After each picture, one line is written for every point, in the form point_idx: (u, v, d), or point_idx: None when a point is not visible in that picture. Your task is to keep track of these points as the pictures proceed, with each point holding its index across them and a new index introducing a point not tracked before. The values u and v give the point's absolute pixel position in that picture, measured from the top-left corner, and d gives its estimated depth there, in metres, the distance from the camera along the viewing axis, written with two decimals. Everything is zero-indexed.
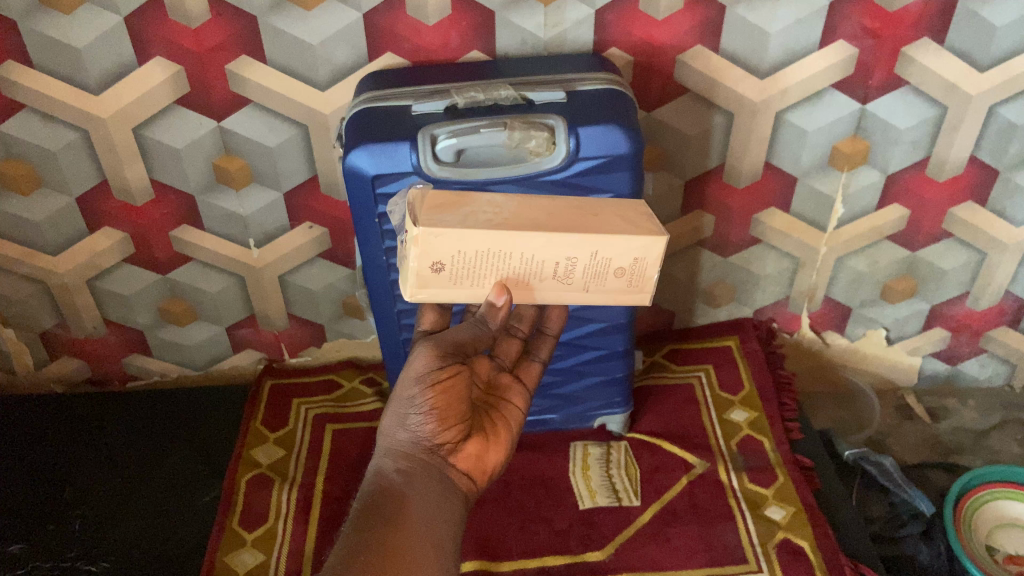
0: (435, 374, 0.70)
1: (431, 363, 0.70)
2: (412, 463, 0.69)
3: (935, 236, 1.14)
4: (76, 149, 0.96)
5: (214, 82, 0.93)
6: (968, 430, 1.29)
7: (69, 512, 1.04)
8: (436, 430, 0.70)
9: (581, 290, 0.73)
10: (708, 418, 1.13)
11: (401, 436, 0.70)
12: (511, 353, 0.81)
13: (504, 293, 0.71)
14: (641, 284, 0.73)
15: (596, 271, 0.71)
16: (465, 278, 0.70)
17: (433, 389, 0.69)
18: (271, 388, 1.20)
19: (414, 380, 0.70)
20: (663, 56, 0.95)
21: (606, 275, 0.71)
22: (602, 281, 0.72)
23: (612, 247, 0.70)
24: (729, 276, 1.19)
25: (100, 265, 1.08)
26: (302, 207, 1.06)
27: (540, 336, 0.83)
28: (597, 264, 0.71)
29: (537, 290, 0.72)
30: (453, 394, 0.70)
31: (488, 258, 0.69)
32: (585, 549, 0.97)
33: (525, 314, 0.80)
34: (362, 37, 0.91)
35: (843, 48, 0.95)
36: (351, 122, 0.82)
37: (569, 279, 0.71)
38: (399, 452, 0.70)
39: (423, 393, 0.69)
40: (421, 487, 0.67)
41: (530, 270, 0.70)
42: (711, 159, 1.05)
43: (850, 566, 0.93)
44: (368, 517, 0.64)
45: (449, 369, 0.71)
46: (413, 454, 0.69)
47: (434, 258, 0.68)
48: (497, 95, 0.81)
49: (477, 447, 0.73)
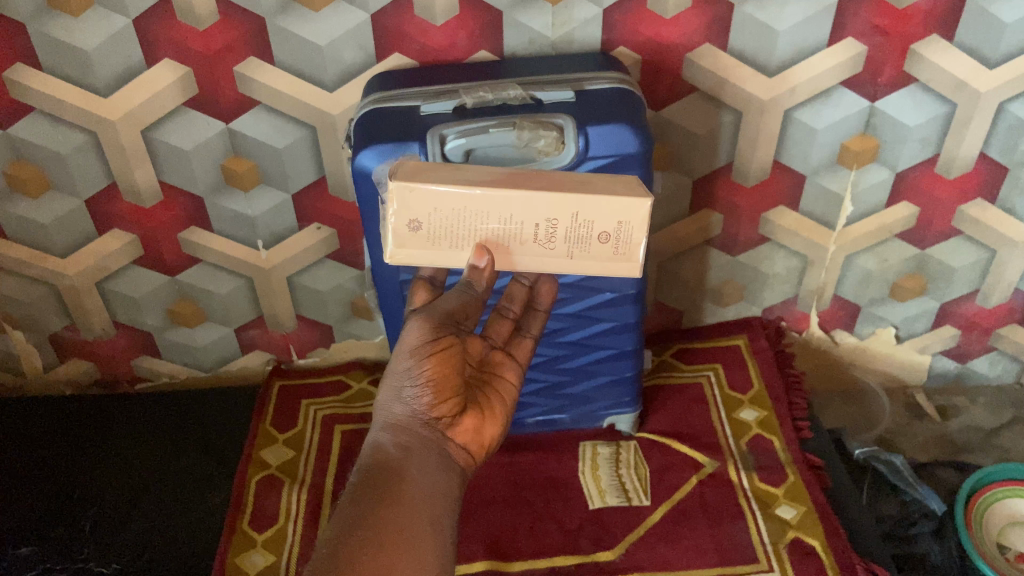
0: (430, 346, 0.71)
1: (425, 335, 0.71)
2: (410, 436, 0.69)
3: (945, 233, 1.14)
4: (85, 151, 0.96)
5: (223, 84, 0.93)
6: (979, 428, 1.28)
7: (80, 512, 1.04)
8: (432, 403, 0.70)
9: (565, 258, 0.70)
10: (717, 417, 1.13)
11: (398, 408, 0.70)
12: (503, 333, 0.80)
13: (485, 255, 0.69)
14: (628, 252, 0.70)
15: (579, 235, 0.69)
16: (443, 239, 0.69)
17: (428, 360, 0.70)
18: (280, 389, 1.21)
19: (409, 353, 0.71)
20: (671, 55, 0.95)
21: (589, 240, 0.69)
22: (586, 247, 0.70)
23: (593, 208, 0.68)
24: (738, 274, 1.19)
25: (109, 267, 1.09)
26: (310, 209, 1.06)
27: (529, 312, 0.81)
28: (579, 226, 0.69)
29: (517, 255, 0.70)
30: (447, 366, 0.71)
31: (465, 217, 0.68)
32: (596, 549, 0.97)
33: (517, 295, 0.80)
34: (370, 38, 0.91)
35: (852, 45, 0.95)
36: (359, 122, 0.82)
37: (551, 243, 0.69)
38: (396, 425, 0.69)
39: (419, 364, 0.70)
40: (418, 460, 0.67)
41: (508, 231, 0.69)
42: (720, 158, 1.05)
43: (862, 565, 0.93)
44: (366, 492, 0.64)
45: (443, 341, 0.72)
46: (410, 427, 0.69)
47: (411, 215, 0.68)
48: (505, 94, 0.81)
49: (474, 421, 0.73)
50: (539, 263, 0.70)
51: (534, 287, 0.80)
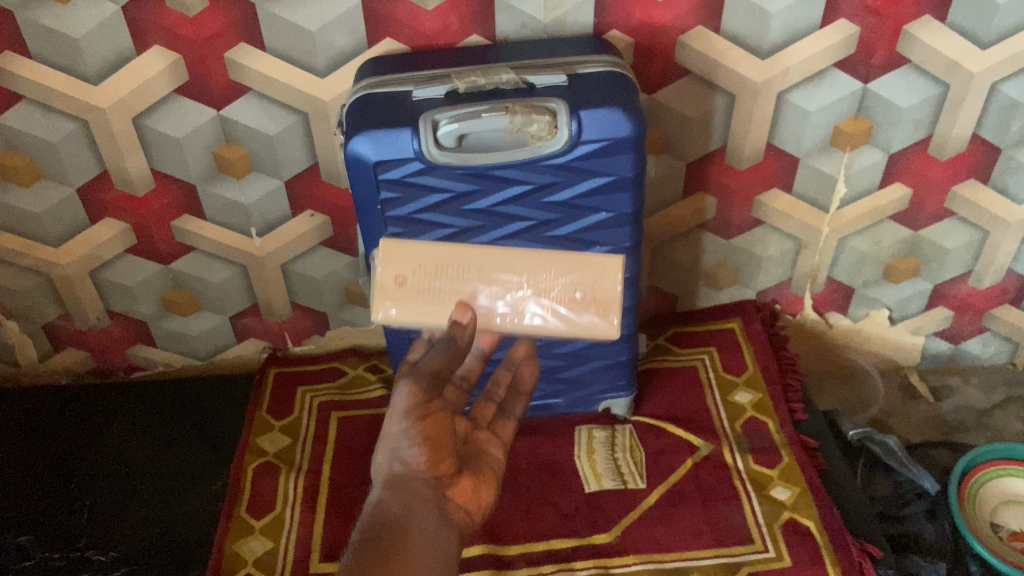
0: (421, 408, 0.72)
1: (414, 397, 0.72)
2: (410, 491, 0.67)
3: (938, 214, 1.14)
4: (77, 140, 0.96)
5: (213, 71, 0.92)
6: (972, 408, 1.29)
7: (78, 502, 1.04)
8: (429, 461, 0.70)
9: (543, 320, 0.74)
10: (712, 399, 1.13)
11: (398, 467, 0.69)
12: (488, 415, 0.82)
13: (468, 311, 0.70)
14: (605, 310, 0.74)
15: (558, 295, 0.74)
16: (426, 294, 0.74)
17: (420, 421, 0.71)
18: (276, 377, 1.21)
19: (401, 416, 0.71)
20: (663, 37, 0.95)
21: (567, 297, 0.74)
22: (565, 305, 0.74)
23: (568, 265, 0.74)
24: (733, 258, 1.19)
25: (103, 256, 1.08)
26: (303, 195, 1.06)
27: (514, 395, 0.85)
28: (557, 286, 0.74)
29: (497, 319, 0.74)
30: (438, 429, 0.72)
31: (447, 272, 0.74)
32: (592, 532, 0.97)
33: (502, 379, 0.85)
34: (361, 23, 0.91)
35: (845, 26, 0.95)
36: (351, 108, 0.82)
37: (530, 301, 0.74)
38: (396, 481, 0.68)
39: (412, 425, 0.71)
40: (420, 516, 0.66)
41: (489, 286, 0.74)
42: (713, 141, 1.04)
43: (856, 546, 0.93)
44: (369, 547, 0.61)
45: (431, 405, 0.73)
46: (410, 482, 0.68)
47: (397, 270, 0.74)
48: (498, 79, 0.80)
49: (470, 485, 0.73)
50: (518, 326, 0.74)
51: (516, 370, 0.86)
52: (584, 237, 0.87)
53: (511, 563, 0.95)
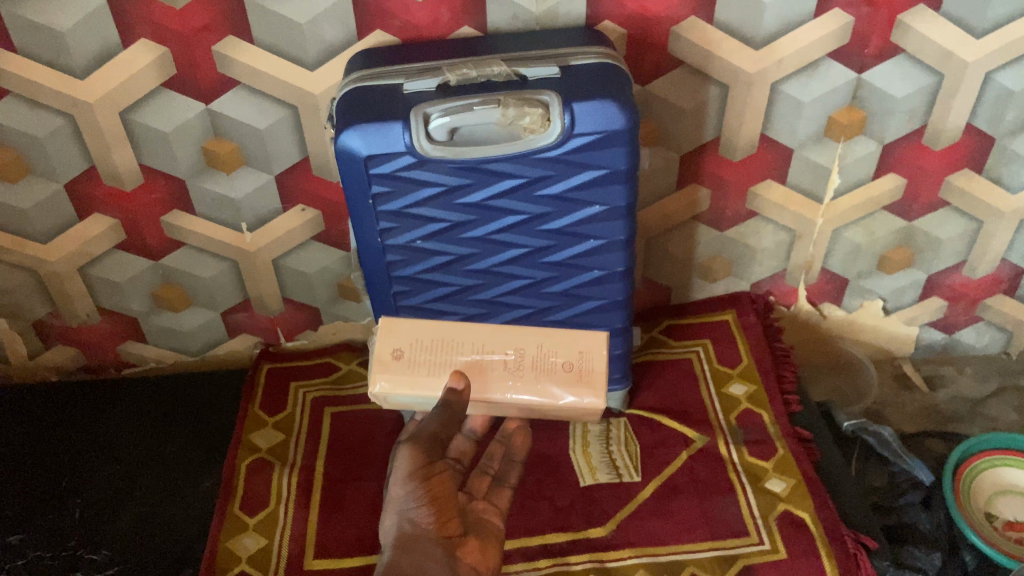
0: (423, 471, 0.81)
1: (416, 462, 0.81)
2: (417, 547, 0.77)
3: (932, 205, 1.14)
4: (64, 135, 0.95)
5: (201, 65, 0.91)
6: (965, 398, 1.29)
7: (70, 500, 1.04)
8: (436, 522, 0.80)
9: (533, 392, 0.85)
10: (706, 392, 1.13)
11: (407, 526, 0.79)
12: (480, 487, 0.96)
13: (462, 379, 0.83)
14: (587, 377, 0.86)
15: (544, 365, 0.86)
16: (421, 365, 0.85)
17: (424, 482, 0.81)
18: (268, 372, 1.20)
19: (405, 478, 0.81)
20: (656, 29, 0.94)
21: (553, 367, 0.86)
22: (550, 373, 0.86)
23: (554, 343, 0.87)
24: (727, 250, 1.19)
25: (92, 252, 1.07)
26: (294, 189, 1.05)
27: (508, 463, 1.00)
28: (542, 358, 0.87)
29: (490, 382, 0.85)
30: (442, 488, 0.83)
31: (442, 346, 0.86)
32: (588, 526, 0.97)
33: (495, 451, 0.99)
34: (351, 14, 0.90)
35: (839, 16, 0.94)
36: (341, 102, 0.81)
37: (517, 371, 0.86)
38: (406, 539, 0.77)
39: (415, 487, 0.80)
40: (431, 572, 0.75)
41: (482, 355, 0.86)
42: (707, 133, 1.04)
43: (852, 538, 0.93)
44: None
45: (433, 467, 0.82)
46: (417, 538, 0.78)
47: (395, 345, 0.86)
48: (490, 71, 0.80)
49: (477, 546, 0.85)
50: (510, 389, 0.85)
51: (509, 440, 1.01)
52: (578, 230, 0.87)
53: (507, 559, 0.94)
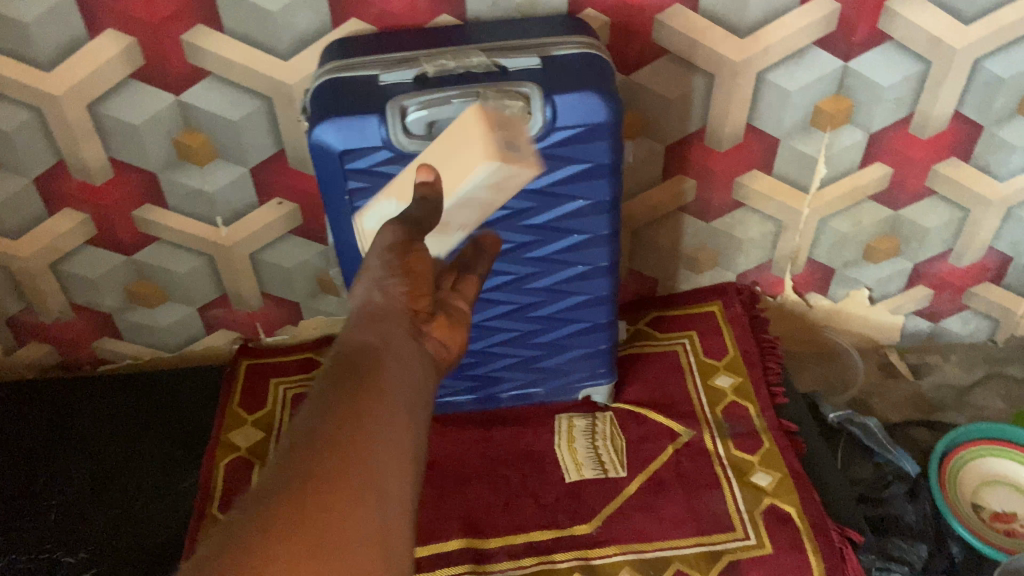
0: (402, 255, 0.61)
1: (392, 245, 0.61)
2: (383, 324, 0.55)
3: (919, 193, 1.13)
4: (31, 129, 0.92)
5: (170, 54, 0.88)
6: (951, 385, 1.29)
7: (44, 501, 1.01)
8: (407, 298, 0.59)
9: (453, 150, 0.70)
10: (692, 385, 1.12)
11: (376, 298, 0.58)
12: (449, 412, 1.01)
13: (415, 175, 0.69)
14: (499, 130, 0.70)
15: (455, 144, 0.70)
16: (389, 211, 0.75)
17: (400, 262, 0.60)
18: (248, 368, 1.17)
19: (381, 251, 0.61)
20: (640, 16, 0.92)
21: (465, 133, 0.70)
22: (460, 142, 0.70)
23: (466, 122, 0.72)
24: (713, 240, 1.17)
25: (63, 248, 1.04)
26: (270, 183, 1.02)
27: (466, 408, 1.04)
28: (453, 135, 0.71)
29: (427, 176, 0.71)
30: (421, 268, 0.61)
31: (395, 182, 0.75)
32: (573, 523, 0.96)
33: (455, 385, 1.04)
34: (325, 3, 0.87)
35: (826, 3, 0.92)
36: (316, 94, 0.78)
37: (441, 148, 0.71)
38: (370, 317, 0.56)
39: (391, 269, 0.59)
40: (395, 348, 0.53)
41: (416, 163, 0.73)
42: (692, 123, 1.02)
43: (837, 531, 0.92)
44: (335, 369, 0.49)
45: (415, 252, 0.62)
46: (389, 317, 0.56)
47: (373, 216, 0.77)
48: (469, 63, 0.77)
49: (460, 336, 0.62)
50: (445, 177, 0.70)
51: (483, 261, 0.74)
52: (561, 225, 0.85)
53: (492, 557, 0.93)
